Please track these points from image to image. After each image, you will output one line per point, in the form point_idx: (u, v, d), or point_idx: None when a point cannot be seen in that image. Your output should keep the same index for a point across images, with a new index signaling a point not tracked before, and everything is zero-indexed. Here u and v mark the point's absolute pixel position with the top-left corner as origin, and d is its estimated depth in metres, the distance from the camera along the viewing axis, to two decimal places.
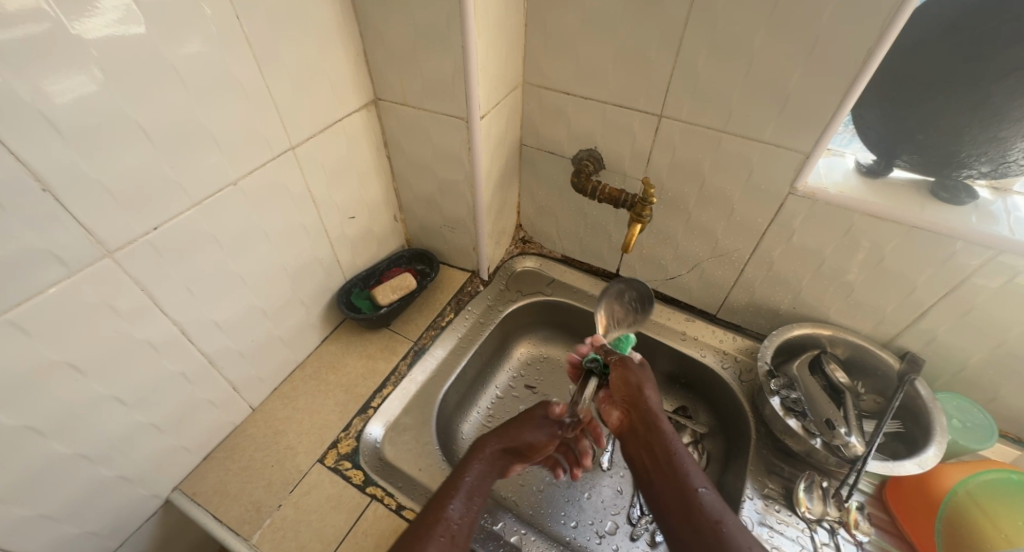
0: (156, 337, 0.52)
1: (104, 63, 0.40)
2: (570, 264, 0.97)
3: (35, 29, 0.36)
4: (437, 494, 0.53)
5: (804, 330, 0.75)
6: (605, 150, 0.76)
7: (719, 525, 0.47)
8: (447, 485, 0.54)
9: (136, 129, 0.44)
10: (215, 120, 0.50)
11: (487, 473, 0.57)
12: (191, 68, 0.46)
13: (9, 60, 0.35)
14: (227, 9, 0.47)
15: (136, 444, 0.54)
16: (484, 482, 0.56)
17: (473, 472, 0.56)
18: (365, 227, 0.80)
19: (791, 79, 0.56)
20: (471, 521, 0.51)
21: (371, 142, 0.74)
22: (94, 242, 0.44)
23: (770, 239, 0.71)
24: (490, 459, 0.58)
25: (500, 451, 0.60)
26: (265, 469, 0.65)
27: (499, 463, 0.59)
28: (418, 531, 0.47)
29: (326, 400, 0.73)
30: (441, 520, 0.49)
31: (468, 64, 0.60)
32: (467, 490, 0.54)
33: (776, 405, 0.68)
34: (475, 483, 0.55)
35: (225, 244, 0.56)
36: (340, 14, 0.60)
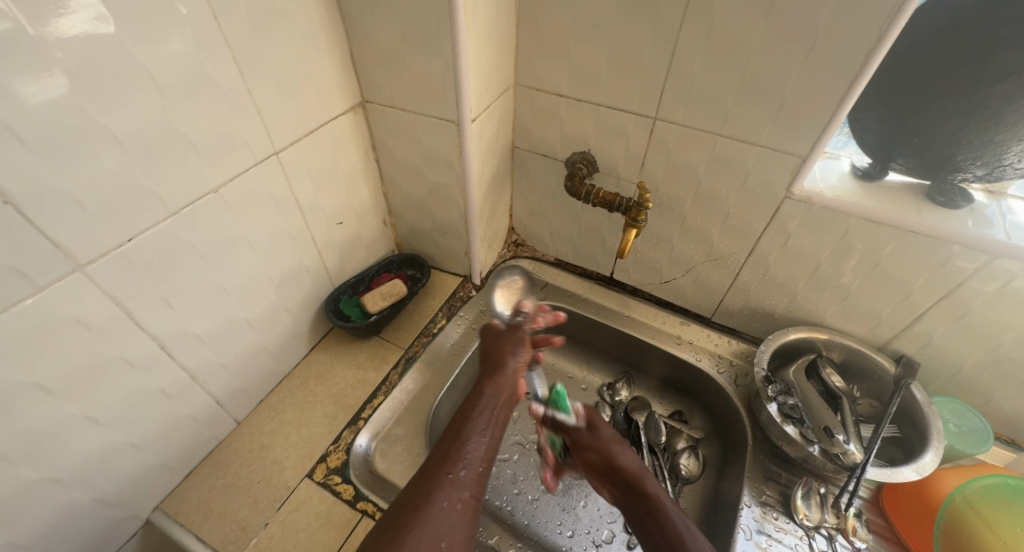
0: (132, 353, 0.49)
1: (69, 65, 0.38)
2: (562, 267, 0.96)
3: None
4: (445, 435, 0.52)
5: (800, 334, 0.74)
6: (599, 153, 0.74)
7: None
8: (456, 423, 0.53)
9: (105, 136, 0.41)
10: (192, 124, 0.47)
11: (494, 403, 0.56)
12: (165, 69, 0.44)
13: None
14: (204, 8, 0.45)
15: (112, 465, 0.52)
16: (496, 412, 0.56)
17: (481, 407, 0.55)
18: (353, 233, 0.78)
19: (789, 82, 0.55)
20: (485, 454, 0.51)
21: (359, 146, 0.72)
22: (62, 256, 0.41)
23: (766, 243, 0.70)
24: (494, 392, 0.58)
25: (502, 381, 0.59)
26: (250, 486, 0.62)
27: (508, 392, 0.59)
28: (423, 478, 0.47)
29: (314, 412, 0.71)
30: (453, 460, 0.48)
31: (458, 65, 0.58)
32: (478, 426, 0.53)
33: (774, 411, 0.67)
34: (487, 418, 0.54)
35: (206, 254, 0.53)
36: (325, 13, 0.58)
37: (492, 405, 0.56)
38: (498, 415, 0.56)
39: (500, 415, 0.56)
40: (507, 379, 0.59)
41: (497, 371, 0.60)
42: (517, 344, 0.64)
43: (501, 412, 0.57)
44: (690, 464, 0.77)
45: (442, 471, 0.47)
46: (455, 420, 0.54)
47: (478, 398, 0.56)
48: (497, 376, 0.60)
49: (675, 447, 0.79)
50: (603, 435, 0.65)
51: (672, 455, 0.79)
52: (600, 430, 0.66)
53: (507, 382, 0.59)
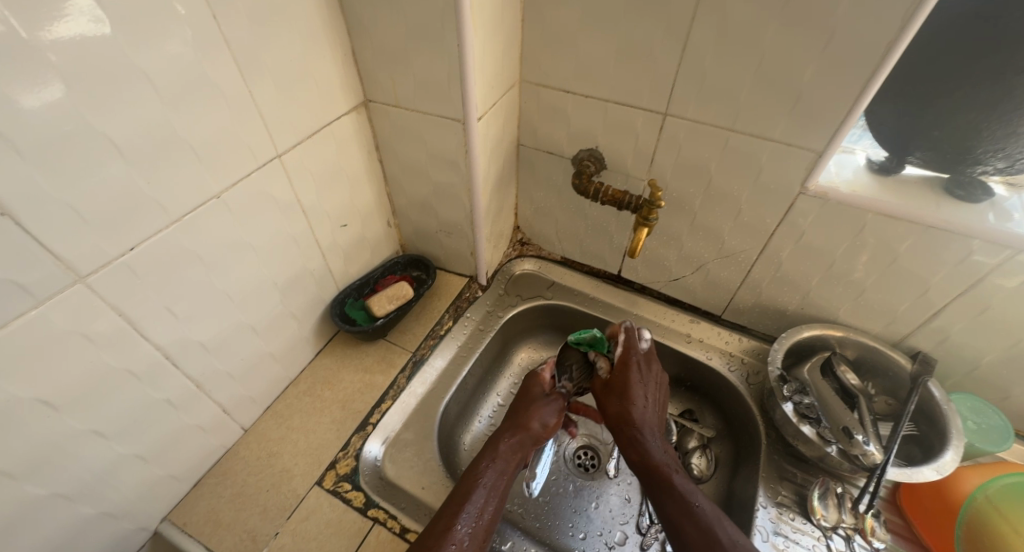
0: (136, 364, 0.48)
1: (66, 71, 0.36)
2: (569, 266, 0.94)
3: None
4: (451, 499, 0.55)
5: (814, 331, 0.73)
6: (607, 150, 0.73)
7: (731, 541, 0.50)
8: (465, 484, 0.57)
9: (105, 143, 0.40)
10: (194, 129, 0.46)
11: (503, 468, 0.59)
12: (165, 73, 0.42)
13: None
14: (204, 8, 0.43)
15: (119, 478, 0.51)
16: (503, 479, 0.58)
17: (490, 469, 0.59)
18: (358, 235, 0.77)
19: (805, 75, 0.53)
20: (487, 522, 0.54)
21: (362, 146, 0.71)
22: (64, 268, 0.40)
23: (779, 239, 0.69)
24: (506, 457, 0.61)
25: (516, 444, 0.63)
26: (259, 495, 0.62)
27: (518, 457, 0.62)
28: (429, 543, 0.50)
29: (321, 418, 0.70)
30: (453, 526, 0.52)
31: (464, 63, 0.56)
32: (483, 491, 0.56)
33: (789, 411, 0.66)
34: (493, 481, 0.57)
35: (209, 263, 0.52)
36: (326, 11, 0.57)
37: (502, 470, 0.59)
38: (506, 481, 0.58)
39: (508, 479, 0.59)
40: (519, 444, 0.63)
41: (516, 432, 0.64)
42: (546, 405, 0.68)
43: (510, 477, 0.60)
44: (701, 464, 0.77)
45: (444, 538, 0.50)
46: (464, 481, 0.57)
47: (489, 459, 0.60)
48: (513, 436, 0.63)
49: (686, 446, 0.79)
50: (625, 379, 0.66)
51: (683, 454, 0.78)
52: (623, 374, 0.66)
53: (520, 447, 0.63)
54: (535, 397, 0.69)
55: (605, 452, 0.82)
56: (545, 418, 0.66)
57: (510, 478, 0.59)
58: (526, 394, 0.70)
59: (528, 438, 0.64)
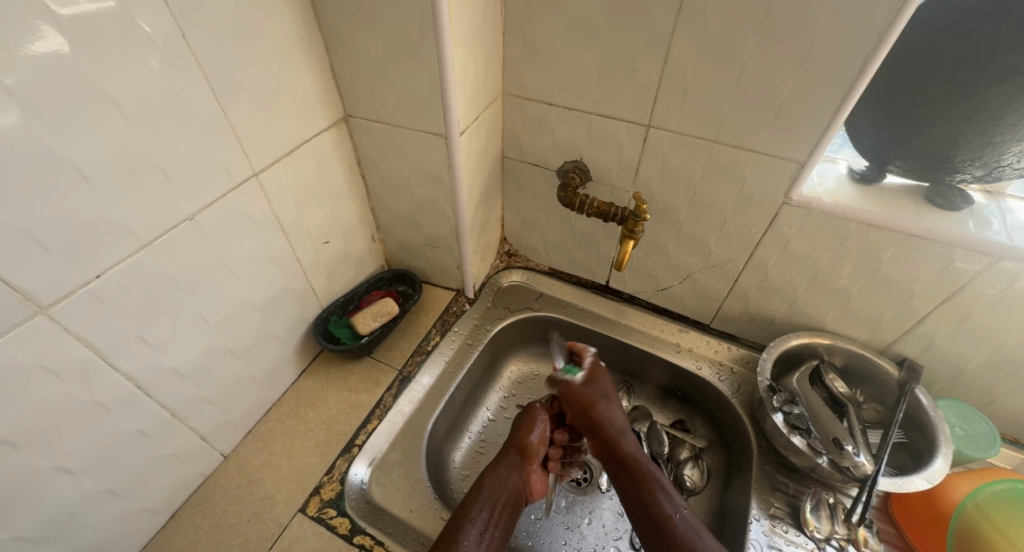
0: (106, 396, 0.46)
1: (22, 94, 0.34)
2: (557, 277, 0.94)
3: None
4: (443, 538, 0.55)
5: (802, 339, 0.73)
6: (591, 162, 0.73)
7: (690, 538, 0.54)
8: (456, 519, 0.57)
9: (66, 167, 0.38)
10: (162, 150, 0.44)
11: (491, 499, 0.60)
12: (131, 92, 0.41)
13: None
14: (171, 25, 0.42)
15: (87, 515, 0.48)
16: (493, 514, 0.59)
17: (480, 506, 0.59)
18: (341, 252, 0.75)
19: (786, 86, 0.53)
20: None
21: (343, 162, 0.69)
22: (22, 298, 0.38)
23: (764, 249, 0.69)
24: (493, 489, 0.62)
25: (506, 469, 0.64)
26: (240, 525, 0.59)
27: (508, 490, 0.63)
28: None
29: (305, 441, 0.68)
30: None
31: (445, 78, 0.56)
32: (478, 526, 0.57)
33: (778, 422, 0.66)
34: (486, 514, 0.59)
35: (184, 287, 0.50)
36: (301, 27, 0.55)
37: (491, 504, 0.60)
38: (498, 516, 0.59)
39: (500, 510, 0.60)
40: (508, 471, 0.64)
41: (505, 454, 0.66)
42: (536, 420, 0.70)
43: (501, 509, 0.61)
44: (694, 475, 0.76)
45: None
46: (455, 517, 0.57)
47: (477, 493, 0.61)
48: (495, 473, 0.63)
49: (678, 457, 0.78)
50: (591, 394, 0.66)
51: (676, 466, 0.77)
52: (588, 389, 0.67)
53: (511, 474, 0.64)
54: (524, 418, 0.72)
55: (597, 466, 0.81)
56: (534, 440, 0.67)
57: (499, 512, 0.60)
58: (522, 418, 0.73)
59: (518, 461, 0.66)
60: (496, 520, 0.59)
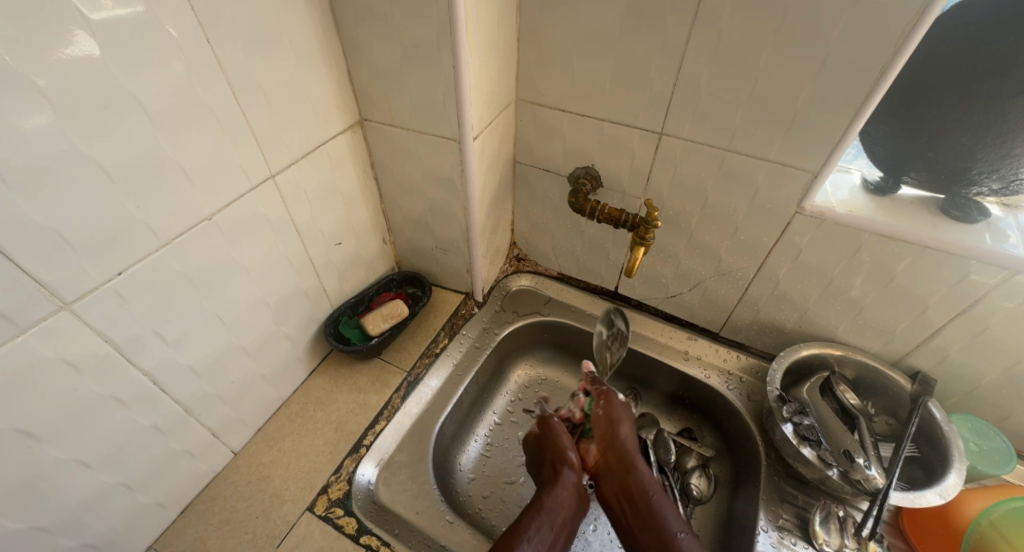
0: (123, 391, 0.47)
1: (53, 95, 0.35)
2: (566, 283, 0.94)
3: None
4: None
5: (812, 349, 0.72)
6: (603, 168, 0.73)
7: None
8: (509, 538, 0.54)
9: (92, 166, 0.39)
10: (185, 152, 0.46)
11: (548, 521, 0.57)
12: (156, 95, 0.42)
13: None
14: (197, 30, 0.43)
15: (101, 507, 0.49)
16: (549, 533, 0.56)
17: (537, 525, 0.56)
18: (352, 253, 0.76)
19: (800, 95, 0.53)
20: None
21: (357, 164, 0.70)
22: (47, 294, 0.39)
23: (776, 258, 0.68)
24: (553, 508, 0.58)
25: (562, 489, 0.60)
26: (248, 522, 0.60)
27: (567, 510, 0.59)
28: None
29: (314, 440, 0.68)
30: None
31: (460, 84, 0.56)
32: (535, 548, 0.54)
33: (789, 432, 0.65)
34: (543, 536, 0.55)
35: (200, 285, 0.51)
36: (321, 32, 0.56)
37: (549, 523, 0.57)
38: (556, 535, 0.56)
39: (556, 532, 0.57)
40: (564, 492, 0.60)
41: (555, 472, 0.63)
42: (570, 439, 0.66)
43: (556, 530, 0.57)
44: (701, 484, 0.75)
45: None
46: (510, 535, 0.55)
47: (534, 514, 0.57)
48: (552, 491, 0.60)
49: (685, 466, 0.77)
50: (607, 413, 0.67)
51: (682, 474, 0.76)
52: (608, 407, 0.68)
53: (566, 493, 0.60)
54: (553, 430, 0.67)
55: None
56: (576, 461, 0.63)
57: (558, 532, 0.57)
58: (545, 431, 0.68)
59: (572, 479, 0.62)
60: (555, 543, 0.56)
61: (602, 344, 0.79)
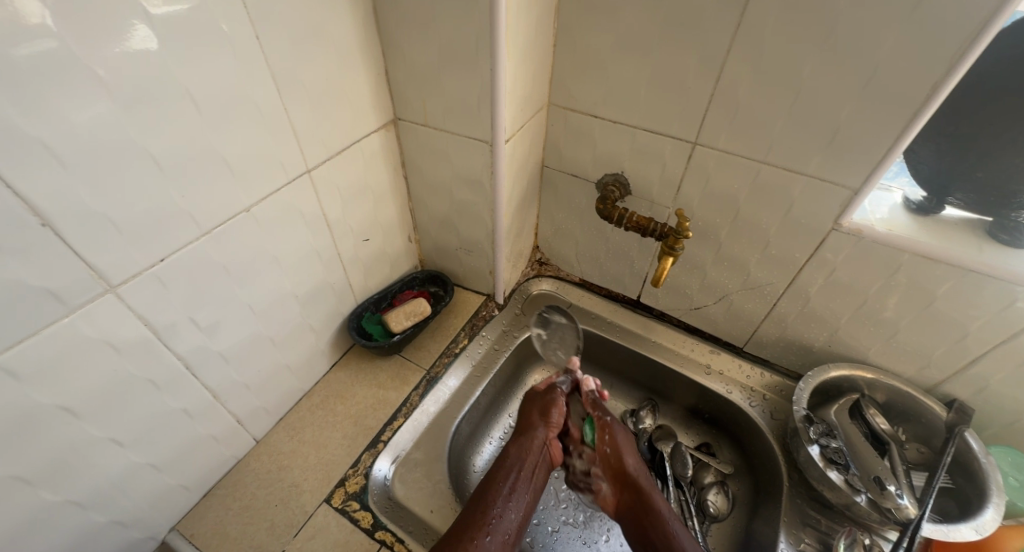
0: (158, 374, 0.48)
1: (113, 85, 0.37)
2: (588, 289, 0.93)
3: (24, 43, 0.32)
4: (471, 503, 0.57)
5: (841, 371, 0.70)
6: (632, 176, 0.72)
7: None
8: (485, 485, 0.59)
9: (143, 156, 0.40)
10: (229, 144, 0.47)
11: (513, 465, 0.61)
12: (206, 88, 0.43)
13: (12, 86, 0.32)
14: (247, 27, 0.44)
15: (130, 486, 0.51)
16: (521, 474, 0.61)
17: (507, 471, 0.61)
18: (379, 250, 0.77)
19: (844, 109, 0.52)
20: (512, 518, 0.56)
21: (388, 163, 0.71)
22: (95, 277, 0.40)
23: (808, 275, 0.67)
24: (519, 456, 0.63)
25: (532, 440, 0.64)
26: (267, 509, 0.61)
27: (537, 457, 0.64)
28: (450, 543, 0.51)
29: (333, 433, 0.69)
30: (476, 525, 0.54)
31: (496, 87, 0.57)
32: (504, 494, 0.58)
33: (815, 454, 0.63)
34: (512, 480, 0.60)
35: (235, 274, 0.53)
36: (362, 32, 0.57)
37: (517, 468, 0.61)
38: (526, 478, 0.61)
39: (527, 478, 0.61)
40: (531, 443, 0.64)
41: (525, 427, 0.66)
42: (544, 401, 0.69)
43: (528, 474, 0.62)
44: (719, 501, 0.74)
45: (466, 537, 0.52)
46: (486, 482, 0.60)
47: (503, 461, 0.62)
48: (522, 442, 0.64)
49: (702, 481, 0.77)
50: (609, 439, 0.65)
51: (699, 490, 0.76)
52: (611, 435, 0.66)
53: (533, 443, 0.64)
54: (532, 398, 0.70)
55: None
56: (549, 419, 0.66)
57: (529, 477, 0.61)
58: (526, 397, 0.71)
59: (540, 434, 0.65)
60: (525, 485, 0.60)
61: (542, 340, 0.81)
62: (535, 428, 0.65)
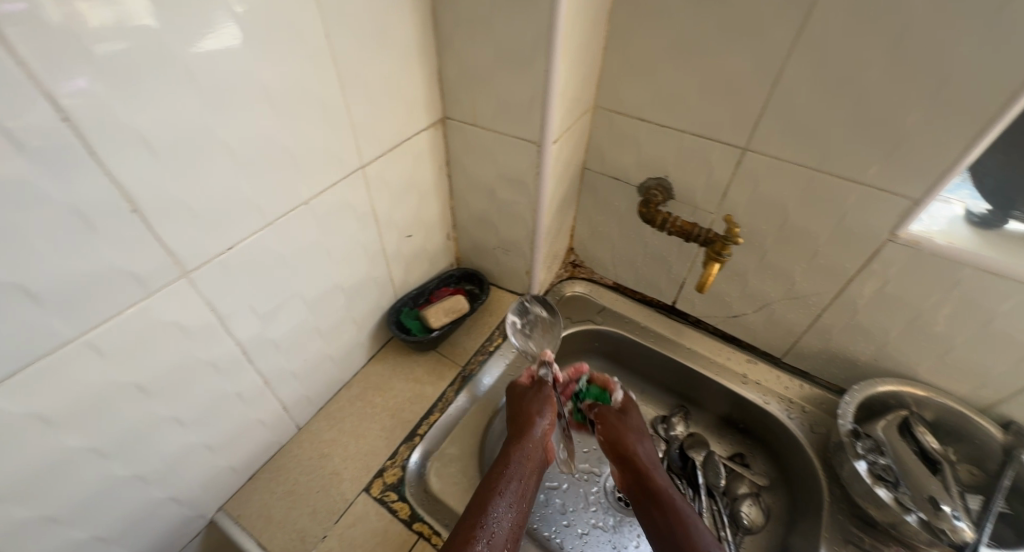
0: (219, 358, 0.50)
1: (201, 79, 0.38)
2: (621, 292, 0.93)
3: (132, 38, 0.34)
4: (468, 511, 0.51)
5: (889, 386, 0.68)
6: (676, 180, 0.72)
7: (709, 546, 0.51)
8: (482, 494, 0.53)
9: (221, 147, 0.42)
10: (295, 139, 0.48)
11: (518, 474, 0.56)
12: (280, 84, 0.45)
13: (116, 78, 0.34)
14: (318, 26, 0.45)
15: (186, 464, 0.53)
16: (523, 484, 0.55)
17: (508, 478, 0.55)
18: (419, 246, 0.78)
19: (910, 116, 0.51)
20: (511, 530, 0.51)
21: (434, 161, 0.72)
22: (173, 262, 0.42)
23: (857, 286, 0.65)
24: (520, 462, 0.57)
25: (532, 445, 0.60)
26: (309, 495, 0.63)
27: (534, 462, 0.59)
28: None
29: (372, 424, 0.71)
30: (475, 539, 0.48)
31: (550, 88, 0.57)
32: (507, 503, 0.52)
33: (863, 470, 0.62)
34: (513, 489, 0.54)
35: (290, 264, 0.54)
36: (420, 32, 0.58)
37: (519, 476, 0.56)
38: (526, 486, 0.56)
39: (527, 487, 0.56)
40: (533, 448, 0.59)
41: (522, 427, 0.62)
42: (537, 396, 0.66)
43: (527, 482, 0.56)
44: (752, 513, 0.73)
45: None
46: (483, 490, 0.53)
47: (504, 468, 0.56)
48: (522, 444, 0.59)
49: (735, 492, 0.75)
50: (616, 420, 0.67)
51: (732, 500, 0.74)
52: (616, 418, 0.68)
53: (534, 449, 0.60)
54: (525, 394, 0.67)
55: None
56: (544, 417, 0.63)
57: (527, 484, 0.56)
58: (517, 393, 0.68)
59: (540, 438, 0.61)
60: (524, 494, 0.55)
61: (523, 331, 0.78)
62: (532, 429, 0.61)
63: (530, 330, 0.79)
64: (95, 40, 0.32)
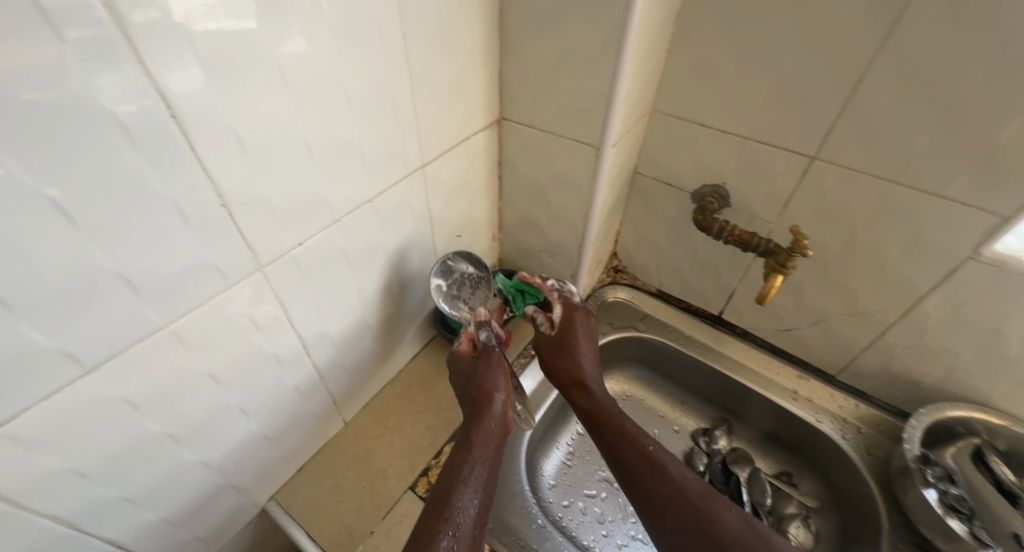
0: (282, 350, 0.51)
1: (290, 79, 0.39)
2: (665, 300, 0.91)
3: (235, 36, 0.34)
4: (430, 506, 0.47)
5: (959, 411, 0.65)
6: (734, 188, 0.70)
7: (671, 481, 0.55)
8: (445, 484, 0.49)
9: (302, 145, 0.43)
10: (366, 138, 0.49)
11: (482, 454, 0.52)
12: (358, 84, 0.45)
13: (220, 77, 0.35)
14: (396, 26, 0.46)
15: (246, 453, 0.54)
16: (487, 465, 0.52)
17: (471, 464, 0.51)
18: (467, 246, 0.78)
19: (1006, 128, 0.48)
20: (478, 518, 0.48)
21: (487, 162, 0.72)
22: (251, 256, 0.43)
23: (929, 305, 0.62)
24: (484, 441, 0.53)
25: (490, 415, 0.55)
26: (356, 490, 0.63)
27: (497, 435, 0.55)
28: None
29: (416, 422, 0.71)
30: (440, 535, 0.44)
31: (616, 91, 0.56)
32: (473, 492, 0.49)
33: (933, 498, 0.58)
34: (478, 474, 0.50)
35: (351, 260, 0.55)
36: (485, 33, 0.58)
37: (483, 459, 0.52)
38: (491, 464, 0.52)
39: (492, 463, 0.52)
40: (491, 420, 0.54)
41: (477, 401, 0.56)
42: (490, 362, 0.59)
43: (492, 457, 0.53)
44: (801, 535, 0.70)
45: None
46: (445, 481, 0.50)
47: (465, 454, 0.52)
48: (480, 424, 0.54)
49: (783, 512, 0.73)
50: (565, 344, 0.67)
51: (779, 520, 0.72)
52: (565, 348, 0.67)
53: (493, 420, 0.55)
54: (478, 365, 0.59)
55: None
56: (502, 389, 0.57)
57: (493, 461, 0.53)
58: (467, 365, 0.60)
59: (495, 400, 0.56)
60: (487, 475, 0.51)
61: (451, 295, 0.70)
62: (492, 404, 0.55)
63: (459, 291, 0.71)
64: (204, 38, 0.33)
